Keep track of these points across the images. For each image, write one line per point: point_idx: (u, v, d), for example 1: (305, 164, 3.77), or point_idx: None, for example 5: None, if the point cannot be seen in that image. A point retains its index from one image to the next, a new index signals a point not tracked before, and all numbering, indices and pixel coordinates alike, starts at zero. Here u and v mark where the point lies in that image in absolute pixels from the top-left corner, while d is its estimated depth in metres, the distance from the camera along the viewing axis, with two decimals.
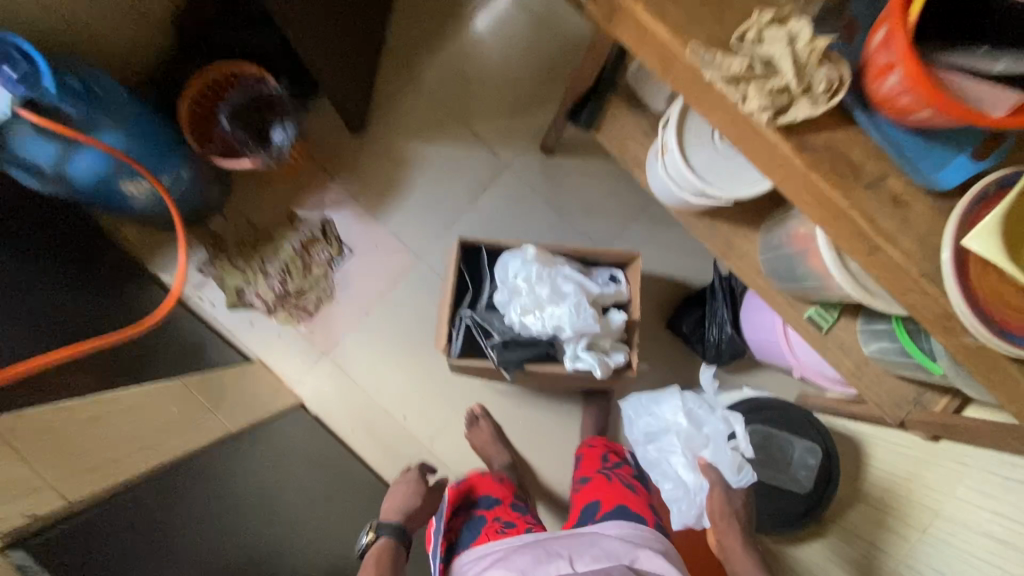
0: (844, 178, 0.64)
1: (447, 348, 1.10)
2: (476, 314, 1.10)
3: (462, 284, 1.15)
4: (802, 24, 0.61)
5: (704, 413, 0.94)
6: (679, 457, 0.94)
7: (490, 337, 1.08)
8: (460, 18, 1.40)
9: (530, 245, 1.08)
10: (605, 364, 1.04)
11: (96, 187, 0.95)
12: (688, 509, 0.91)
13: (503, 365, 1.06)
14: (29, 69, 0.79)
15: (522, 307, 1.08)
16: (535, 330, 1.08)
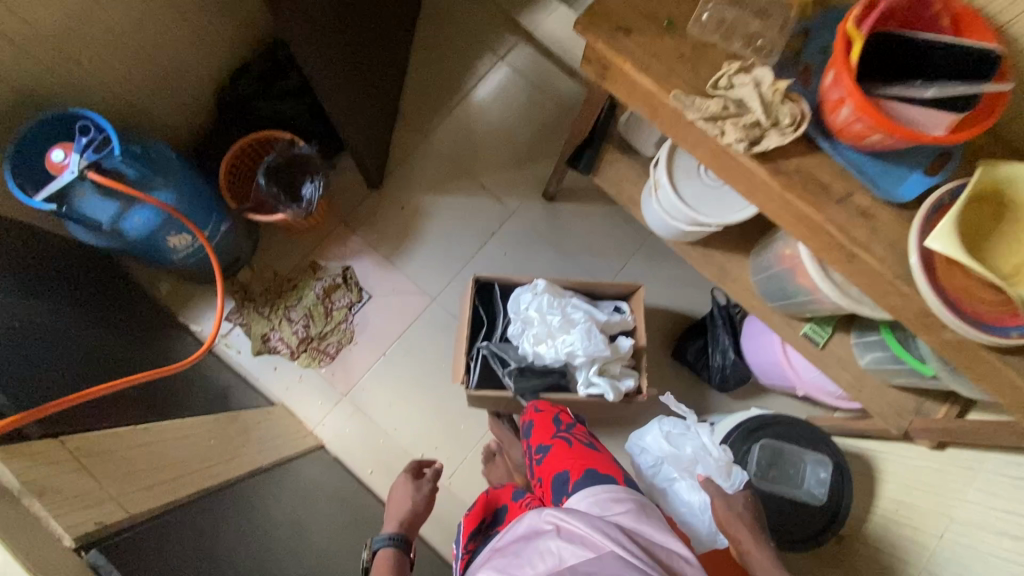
0: (816, 196, 0.74)
1: (465, 377, 1.17)
2: (491, 343, 1.18)
3: (478, 319, 1.23)
4: (765, 71, 0.73)
5: (680, 433, 1.06)
6: (680, 480, 1.02)
7: (506, 366, 1.15)
8: (466, 87, 1.57)
9: (540, 278, 1.18)
10: (616, 386, 1.11)
11: (145, 241, 1.05)
12: (702, 531, 0.97)
13: (519, 392, 1.12)
14: (99, 137, 0.95)
15: (534, 338, 1.16)
16: (548, 359, 1.16)
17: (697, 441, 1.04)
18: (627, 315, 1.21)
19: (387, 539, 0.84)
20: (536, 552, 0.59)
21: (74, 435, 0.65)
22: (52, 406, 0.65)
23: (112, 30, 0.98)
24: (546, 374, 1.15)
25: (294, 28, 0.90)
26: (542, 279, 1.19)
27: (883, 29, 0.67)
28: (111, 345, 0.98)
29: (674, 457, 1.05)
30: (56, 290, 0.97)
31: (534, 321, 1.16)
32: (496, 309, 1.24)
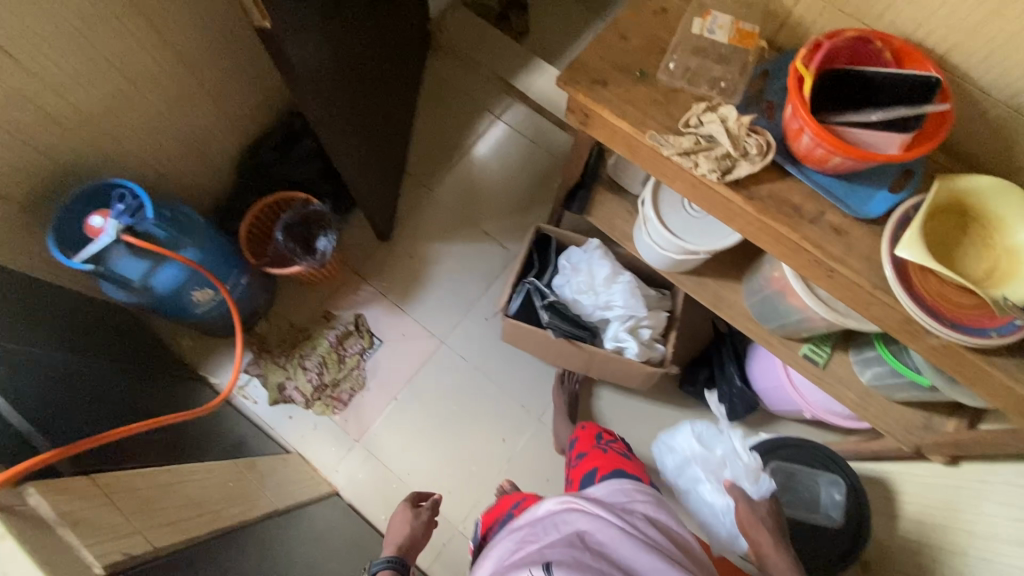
0: (790, 217, 0.79)
1: (507, 305, 1.28)
2: (538, 282, 1.29)
3: (530, 264, 1.35)
4: (729, 108, 0.80)
5: (712, 437, 1.10)
6: (707, 483, 1.09)
7: (545, 302, 1.26)
8: (467, 143, 1.69)
9: (592, 240, 1.33)
10: (643, 347, 1.22)
11: (171, 298, 1.12)
12: (721, 529, 1.09)
13: (550, 326, 1.23)
14: (133, 202, 1.03)
15: (577, 286, 1.28)
16: (585, 309, 1.27)
17: (728, 443, 1.08)
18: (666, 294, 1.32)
19: (385, 563, 0.84)
20: (547, 525, 0.69)
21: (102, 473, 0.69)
22: (81, 445, 0.70)
23: (145, 108, 1.10)
24: (579, 327, 1.26)
25: (311, 99, 1.00)
26: (595, 240, 1.32)
27: (830, 66, 0.75)
28: (134, 396, 1.03)
29: (704, 458, 1.10)
30: (88, 342, 1.04)
31: (579, 272, 1.29)
32: (548, 260, 1.35)
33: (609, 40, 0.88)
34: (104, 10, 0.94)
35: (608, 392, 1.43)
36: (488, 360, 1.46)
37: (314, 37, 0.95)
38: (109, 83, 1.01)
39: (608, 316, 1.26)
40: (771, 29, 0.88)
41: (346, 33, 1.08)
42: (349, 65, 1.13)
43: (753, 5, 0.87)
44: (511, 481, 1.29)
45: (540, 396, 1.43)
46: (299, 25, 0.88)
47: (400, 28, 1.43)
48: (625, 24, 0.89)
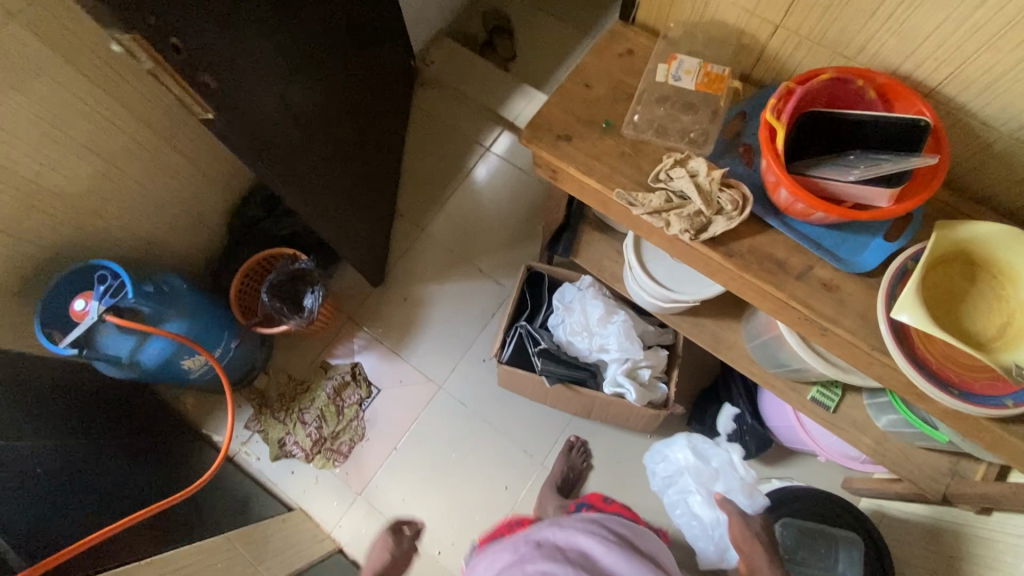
0: (775, 274, 0.73)
1: (499, 352, 1.21)
2: (530, 325, 1.21)
3: (522, 304, 1.28)
4: (699, 162, 0.74)
5: (706, 449, 1.17)
6: (697, 496, 1.16)
7: (539, 347, 1.19)
8: (464, 172, 1.66)
9: (587, 275, 1.23)
10: (644, 392, 1.12)
11: (163, 369, 1.13)
12: (706, 543, 1.16)
13: (544, 373, 1.16)
14: (114, 282, 1.04)
15: (571, 327, 1.19)
16: (580, 352, 1.19)
17: (723, 457, 1.16)
18: (667, 329, 1.22)
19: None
20: (527, 541, 0.77)
21: None
22: None
23: (126, 184, 1.11)
24: (575, 369, 1.17)
25: (282, 167, 0.98)
26: (588, 276, 1.23)
27: (807, 111, 0.68)
28: (119, 479, 1.05)
29: (695, 470, 1.17)
30: (77, 429, 1.06)
31: (573, 312, 1.19)
32: (542, 298, 1.28)
33: (571, 89, 0.83)
34: (71, 99, 0.94)
35: (612, 432, 1.37)
36: (485, 407, 1.42)
37: (276, 106, 0.92)
38: (86, 166, 1.02)
39: (606, 358, 1.17)
40: (746, 64, 0.82)
41: (314, 92, 1.06)
42: (321, 123, 1.11)
43: (725, 41, 0.81)
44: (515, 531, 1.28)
45: (541, 440, 1.39)
46: (260, 101, 0.86)
47: (379, 70, 1.40)
48: (589, 72, 0.84)
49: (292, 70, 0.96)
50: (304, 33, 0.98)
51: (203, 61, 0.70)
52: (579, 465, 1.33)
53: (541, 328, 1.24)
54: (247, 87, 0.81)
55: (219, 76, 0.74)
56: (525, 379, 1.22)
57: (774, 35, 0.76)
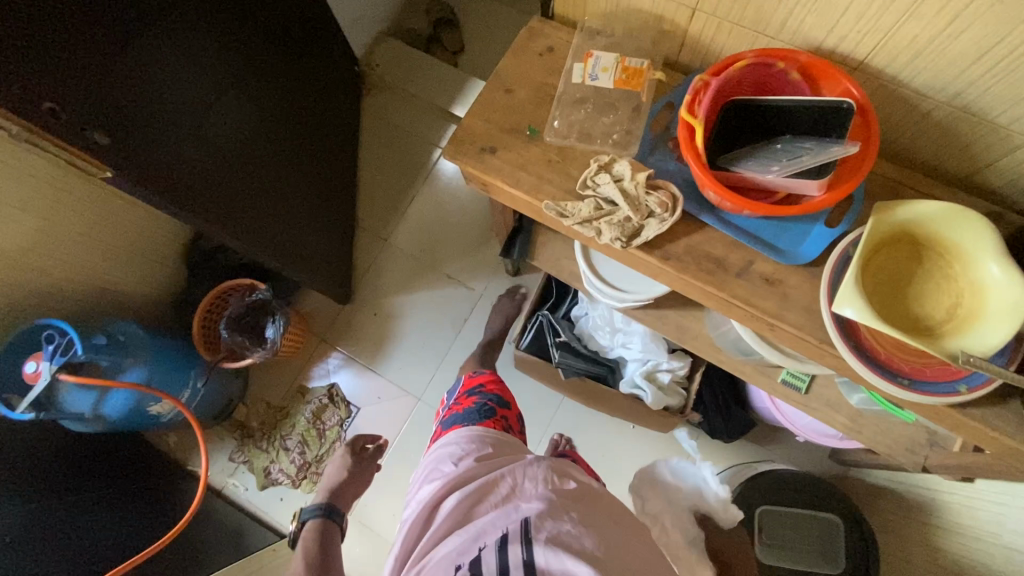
0: (714, 274, 0.69)
1: (518, 339, 1.20)
2: (552, 316, 1.19)
3: (547, 292, 1.25)
4: (624, 164, 0.71)
5: (683, 469, 1.09)
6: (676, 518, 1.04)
7: (559, 338, 1.17)
8: (424, 176, 1.62)
9: None
10: (660, 396, 1.09)
11: (129, 417, 1.13)
12: None
13: (561, 366, 1.15)
14: (62, 341, 1.02)
15: (596, 320, 1.16)
16: (601, 346, 1.16)
17: (699, 475, 1.07)
18: None
19: (313, 510, 1.00)
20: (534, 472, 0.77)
21: None
22: None
23: (69, 236, 1.07)
24: (594, 364, 1.16)
25: (216, 203, 0.97)
26: None
27: (729, 101, 0.65)
28: (97, 531, 1.05)
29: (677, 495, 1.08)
30: (51, 488, 1.07)
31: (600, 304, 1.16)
32: (568, 292, 1.25)
33: (491, 96, 0.79)
34: None
35: (595, 427, 1.36)
36: None
37: (194, 141, 0.91)
38: (25, 224, 0.98)
39: (626, 356, 1.14)
40: (670, 49, 0.77)
41: (242, 119, 1.03)
42: (257, 149, 1.08)
43: (644, 28, 0.76)
44: None
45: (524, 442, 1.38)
46: (170, 143, 0.86)
47: (319, 77, 1.35)
48: (509, 75, 0.80)
49: (210, 101, 0.94)
50: (216, 60, 0.94)
51: (91, 119, 0.73)
52: None
53: (564, 319, 1.21)
54: (151, 131, 0.82)
55: (115, 132, 0.76)
56: (540, 368, 1.21)
57: (693, 18, 0.71)
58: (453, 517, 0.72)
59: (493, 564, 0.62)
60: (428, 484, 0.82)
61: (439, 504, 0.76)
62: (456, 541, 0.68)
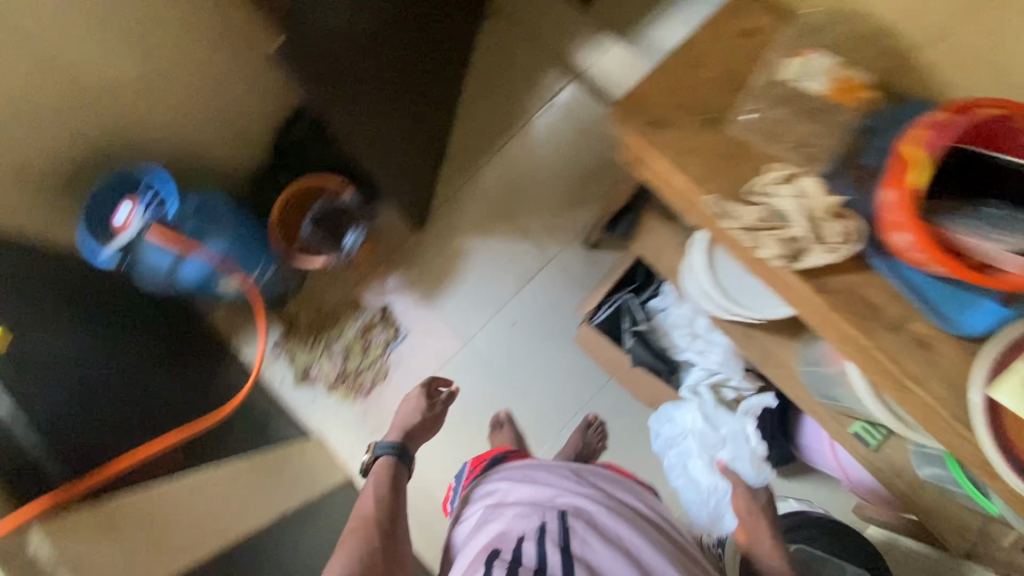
0: (865, 318, 0.66)
1: (592, 313, 1.17)
2: (632, 300, 1.17)
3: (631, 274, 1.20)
4: (810, 181, 0.67)
5: (719, 417, 1.12)
6: (698, 460, 1.18)
7: (634, 325, 1.16)
8: (521, 120, 1.53)
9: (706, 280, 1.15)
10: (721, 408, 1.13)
11: (200, 286, 1.13)
12: (701, 511, 1.21)
13: (630, 353, 1.15)
14: (155, 195, 1.03)
15: (676, 320, 1.14)
16: (673, 345, 1.16)
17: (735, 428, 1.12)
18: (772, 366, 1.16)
19: (385, 447, 1.13)
20: (572, 482, 0.83)
21: (93, 514, 0.72)
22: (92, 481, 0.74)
23: (180, 92, 1.03)
24: (660, 359, 1.16)
25: (345, 90, 0.96)
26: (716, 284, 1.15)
27: (956, 146, 0.60)
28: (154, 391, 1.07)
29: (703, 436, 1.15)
30: (116, 338, 1.08)
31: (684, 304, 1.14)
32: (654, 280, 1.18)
33: (677, 69, 0.73)
34: None
35: (632, 418, 1.36)
36: (508, 369, 1.41)
37: (348, 22, 0.89)
38: (132, 65, 0.94)
39: (695, 362, 1.15)
40: (886, 69, 0.70)
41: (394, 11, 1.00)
42: (396, 48, 1.06)
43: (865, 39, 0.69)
44: (508, 413, 1.38)
45: (561, 411, 1.39)
46: (330, 18, 0.85)
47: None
48: (699, 45, 0.74)
49: None
50: None
51: None
52: (594, 441, 1.32)
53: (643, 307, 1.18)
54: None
55: None
56: (603, 350, 1.19)
57: None
58: (492, 515, 0.80)
59: (533, 552, 0.67)
60: (464, 516, 0.88)
61: (480, 512, 0.84)
62: (494, 531, 0.75)
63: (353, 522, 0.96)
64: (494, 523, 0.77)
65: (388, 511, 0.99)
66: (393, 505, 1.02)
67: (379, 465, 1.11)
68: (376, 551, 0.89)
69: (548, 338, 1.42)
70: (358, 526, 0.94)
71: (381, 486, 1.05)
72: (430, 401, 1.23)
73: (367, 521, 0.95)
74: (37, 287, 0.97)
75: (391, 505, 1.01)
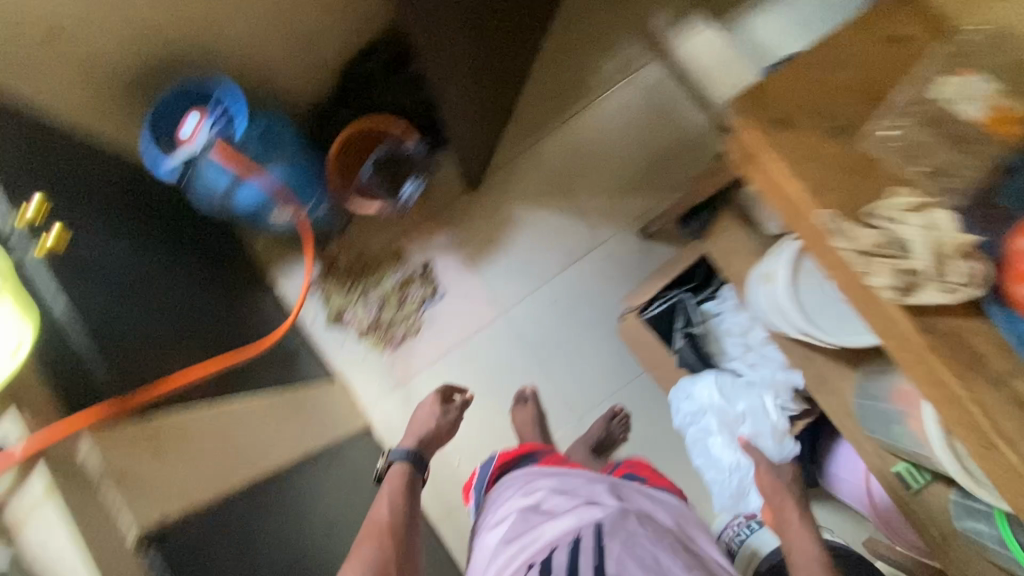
0: (968, 367, 0.56)
1: (643, 306, 1.16)
2: (689, 299, 1.15)
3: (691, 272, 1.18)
4: (945, 215, 0.59)
5: (735, 390, 1.08)
6: (719, 437, 1.12)
7: (686, 325, 1.16)
8: (596, 91, 1.45)
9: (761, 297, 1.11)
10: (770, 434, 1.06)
11: (252, 212, 1.09)
12: (726, 489, 1.13)
13: (677, 354, 1.14)
14: (226, 113, 1.00)
15: (731, 327, 1.13)
16: (724, 352, 1.14)
17: (753, 401, 1.06)
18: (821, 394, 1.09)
19: (400, 453, 1.09)
20: (608, 492, 0.73)
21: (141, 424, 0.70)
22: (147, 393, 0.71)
23: None
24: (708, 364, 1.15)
25: (429, 25, 0.90)
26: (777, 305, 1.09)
27: None
28: (201, 309, 1.03)
29: (721, 411, 1.10)
30: (168, 247, 1.04)
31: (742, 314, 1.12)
32: (714, 281, 1.17)
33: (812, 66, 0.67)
34: None
35: (658, 416, 1.35)
36: (540, 346, 1.39)
37: None
38: None
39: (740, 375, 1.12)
40: None
41: None
42: None
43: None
44: (533, 389, 1.36)
45: (587, 397, 1.37)
46: None
47: None
48: (849, 38, 0.65)
49: None
50: None
51: None
52: (617, 434, 1.32)
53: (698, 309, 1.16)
54: None
55: None
56: (648, 346, 1.16)
57: None
58: (522, 521, 0.72)
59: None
60: (492, 514, 0.81)
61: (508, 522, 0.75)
62: (529, 544, 0.68)
63: (364, 528, 0.89)
64: (527, 531, 0.70)
65: (403, 517, 0.92)
66: (409, 513, 0.95)
67: (392, 474, 1.05)
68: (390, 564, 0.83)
69: (587, 321, 1.39)
70: (370, 532, 0.88)
71: (396, 491, 0.99)
72: (443, 409, 1.21)
73: (380, 527, 0.89)
74: (94, 183, 0.93)
75: (405, 512, 0.94)
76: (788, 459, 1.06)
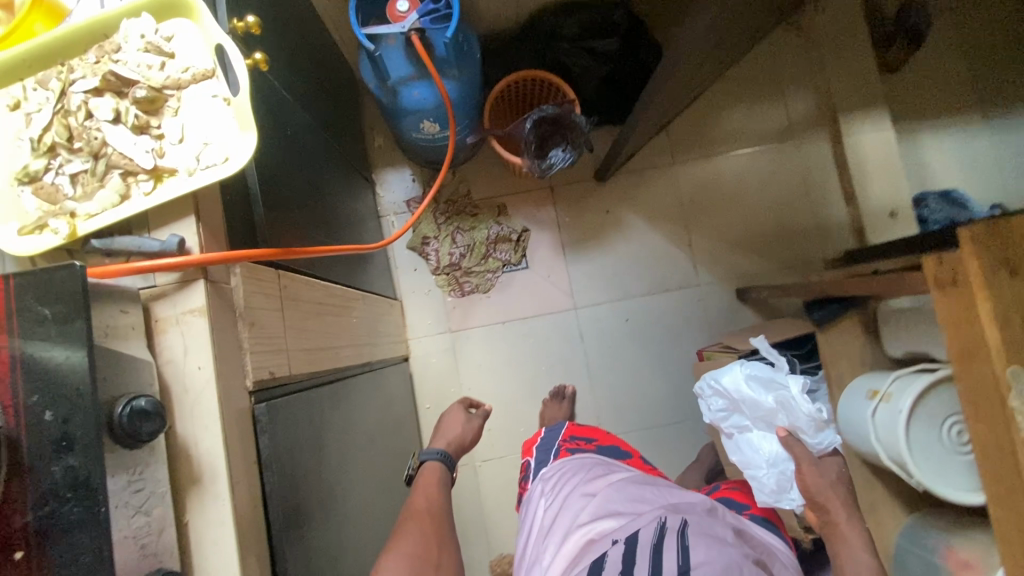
0: None
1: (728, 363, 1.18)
2: None
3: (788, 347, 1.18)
4: None
5: (764, 379, 1.02)
6: (754, 431, 1.04)
7: None
8: (754, 142, 1.42)
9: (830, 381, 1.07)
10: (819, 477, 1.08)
11: (410, 113, 1.05)
12: (766, 482, 0.98)
13: None
14: (442, 10, 0.96)
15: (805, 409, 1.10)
16: None
17: (783, 392, 1.01)
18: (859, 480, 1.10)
19: (432, 453, 0.94)
20: (698, 502, 0.72)
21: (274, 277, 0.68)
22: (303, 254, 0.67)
23: None
24: None
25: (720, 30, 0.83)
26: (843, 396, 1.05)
27: None
28: (327, 181, 1.00)
29: (751, 404, 1.03)
30: (320, 113, 1.02)
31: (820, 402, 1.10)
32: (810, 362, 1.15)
33: None
34: None
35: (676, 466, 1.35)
36: (594, 355, 1.38)
37: None
38: None
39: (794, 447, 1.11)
40: None
41: None
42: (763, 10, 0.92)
43: None
44: (571, 390, 1.35)
45: (618, 420, 1.37)
46: None
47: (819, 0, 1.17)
48: None
49: None
50: None
51: None
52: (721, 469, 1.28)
53: None
54: None
55: None
56: None
57: None
58: (606, 498, 0.70)
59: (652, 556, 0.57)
60: (564, 484, 0.79)
61: (582, 497, 0.72)
62: (607, 521, 0.66)
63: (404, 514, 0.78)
64: (605, 511, 0.67)
65: (443, 514, 0.80)
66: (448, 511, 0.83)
67: (426, 470, 0.91)
68: (434, 552, 0.71)
69: (650, 353, 1.38)
70: (413, 521, 0.75)
71: (434, 489, 0.86)
72: (468, 416, 1.09)
73: (423, 514, 0.77)
74: (290, 29, 0.90)
75: (443, 507, 0.82)
76: (828, 452, 0.98)
